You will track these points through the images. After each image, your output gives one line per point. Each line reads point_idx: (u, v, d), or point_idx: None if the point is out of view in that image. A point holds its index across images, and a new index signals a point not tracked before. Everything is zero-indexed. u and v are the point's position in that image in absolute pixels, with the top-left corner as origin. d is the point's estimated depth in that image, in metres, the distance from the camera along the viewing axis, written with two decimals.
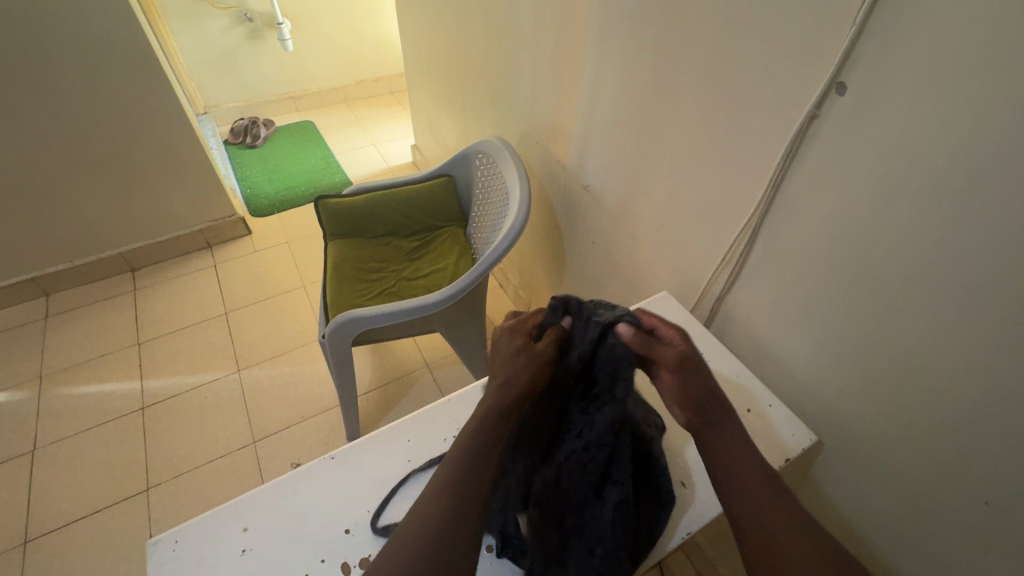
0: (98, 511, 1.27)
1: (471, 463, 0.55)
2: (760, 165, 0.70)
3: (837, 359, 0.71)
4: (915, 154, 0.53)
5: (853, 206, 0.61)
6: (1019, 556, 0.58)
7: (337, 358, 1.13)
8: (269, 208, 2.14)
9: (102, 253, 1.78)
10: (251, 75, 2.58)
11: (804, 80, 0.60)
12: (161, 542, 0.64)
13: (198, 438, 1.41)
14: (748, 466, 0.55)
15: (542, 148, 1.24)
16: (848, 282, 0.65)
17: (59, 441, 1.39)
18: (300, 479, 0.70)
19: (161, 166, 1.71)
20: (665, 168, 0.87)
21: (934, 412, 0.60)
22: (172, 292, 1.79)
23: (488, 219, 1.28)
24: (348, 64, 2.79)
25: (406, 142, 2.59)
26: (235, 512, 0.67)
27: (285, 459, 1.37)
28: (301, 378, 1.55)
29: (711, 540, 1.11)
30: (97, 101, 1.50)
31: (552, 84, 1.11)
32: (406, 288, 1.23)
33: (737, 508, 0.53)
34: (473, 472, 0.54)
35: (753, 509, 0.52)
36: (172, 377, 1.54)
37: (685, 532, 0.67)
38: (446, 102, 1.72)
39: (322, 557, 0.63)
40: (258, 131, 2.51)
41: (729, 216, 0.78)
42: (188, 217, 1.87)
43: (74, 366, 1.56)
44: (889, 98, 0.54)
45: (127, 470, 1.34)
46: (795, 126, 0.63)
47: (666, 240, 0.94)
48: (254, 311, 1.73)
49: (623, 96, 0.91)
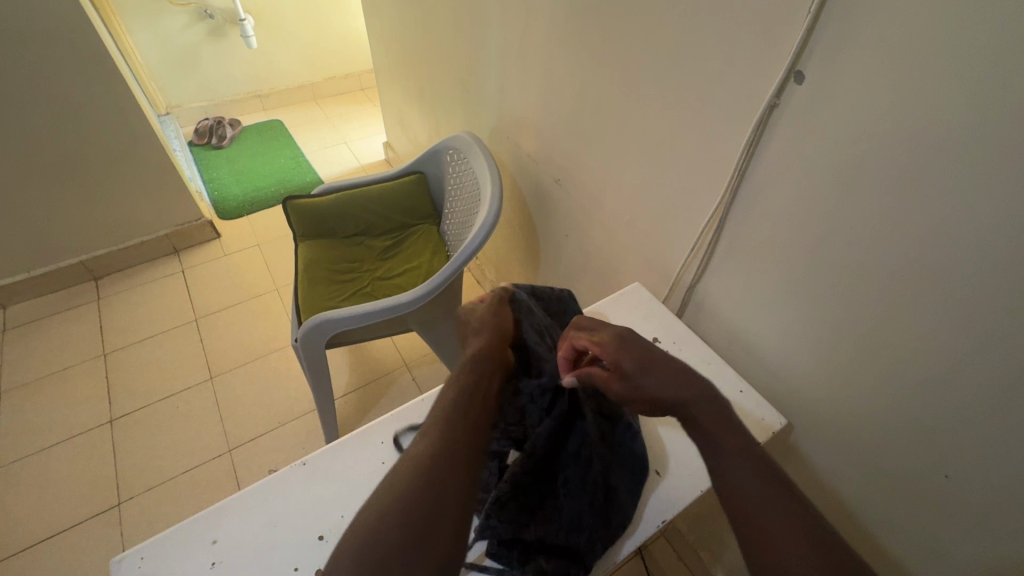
0: (67, 529, 1.23)
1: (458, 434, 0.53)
2: (726, 153, 0.70)
3: (804, 342, 0.72)
4: (874, 136, 0.54)
5: (816, 193, 0.62)
6: (973, 527, 0.60)
7: (310, 360, 1.11)
8: (238, 209, 2.08)
9: (62, 262, 1.71)
10: (214, 73, 2.50)
11: (764, 69, 0.61)
12: (126, 559, 0.62)
13: (172, 448, 1.37)
14: (749, 469, 0.52)
15: (513, 143, 1.23)
16: (811, 268, 0.67)
17: (22, 459, 1.33)
18: (271, 488, 0.68)
19: (121, 170, 1.65)
20: (634, 159, 0.87)
21: (894, 393, 0.62)
22: (137, 300, 1.73)
23: (461, 216, 1.27)
24: (315, 61, 2.73)
25: (378, 140, 2.55)
26: (203, 525, 0.65)
27: (262, 467, 1.34)
28: (276, 383, 1.52)
29: (690, 527, 1.13)
30: (48, 103, 1.43)
31: (519, 78, 1.10)
32: (380, 288, 1.22)
33: (742, 522, 0.49)
34: (459, 444, 0.52)
35: (757, 514, 0.49)
36: (141, 388, 1.49)
37: (661, 520, 0.68)
38: (415, 98, 1.69)
39: (294, 566, 0.61)
40: (224, 131, 2.44)
41: (698, 205, 0.78)
42: (152, 222, 1.81)
43: (36, 381, 1.49)
44: (846, 84, 0.55)
45: (97, 485, 1.30)
46: (758, 114, 0.64)
47: (637, 231, 0.94)
48: (225, 317, 1.69)
49: (589, 89, 0.91)
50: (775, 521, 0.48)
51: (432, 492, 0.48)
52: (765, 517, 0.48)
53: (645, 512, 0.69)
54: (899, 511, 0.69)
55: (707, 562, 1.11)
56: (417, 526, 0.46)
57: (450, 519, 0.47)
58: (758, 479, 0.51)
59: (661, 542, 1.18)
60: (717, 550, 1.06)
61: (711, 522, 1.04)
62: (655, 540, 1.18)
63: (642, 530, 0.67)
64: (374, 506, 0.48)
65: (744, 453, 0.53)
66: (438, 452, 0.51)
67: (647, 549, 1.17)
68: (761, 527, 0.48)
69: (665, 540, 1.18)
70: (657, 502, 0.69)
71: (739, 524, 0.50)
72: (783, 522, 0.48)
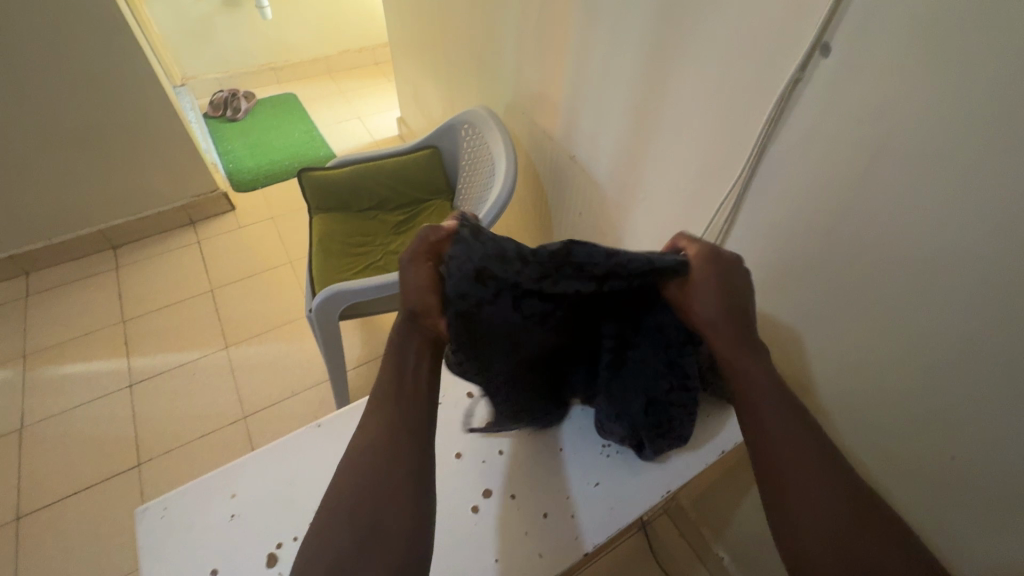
0: (90, 487, 1.27)
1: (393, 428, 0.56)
2: (747, 127, 0.69)
3: (818, 323, 0.71)
4: (900, 111, 0.52)
5: (837, 170, 0.61)
6: (978, 509, 0.60)
7: (324, 331, 1.13)
8: (252, 182, 2.09)
9: (82, 230, 1.74)
10: (228, 44, 2.49)
11: (789, 43, 0.59)
12: (150, 509, 0.65)
13: (189, 414, 1.41)
14: (781, 422, 0.54)
15: (529, 119, 1.22)
16: (829, 246, 0.65)
17: (47, 419, 1.38)
18: (287, 446, 0.71)
19: (138, 140, 1.67)
20: (651, 136, 0.86)
21: (907, 376, 0.62)
22: (155, 269, 1.77)
23: (474, 190, 1.27)
24: (329, 34, 2.70)
25: (391, 115, 2.53)
26: (223, 479, 0.67)
27: (275, 433, 1.38)
28: (289, 353, 1.55)
29: (693, 504, 1.14)
30: (65, 71, 1.44)
31: (536, 52, 1.08)
32: (393, 261, 1.23)
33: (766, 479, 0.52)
34: (390, 436, 0.55)
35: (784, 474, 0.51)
36: (159, 355, 1.53)
37: (665, 490, 0.70)
38: (430, 71, 1.67)
39: (309, 521, 0.64)
40: (238, 104, 2.44)
41: (715, 181, 0.77)
42: (168, 193, 1.82)
43: (58, 345, 1.54)
44: (875, 56, 0.53)
45: (117, 446, 1.34)
46: (780, 89, 0.62)
47: (651, 209, 0.94)
48: (239, 288, 1.71)
49: (608, 63, 0.89)
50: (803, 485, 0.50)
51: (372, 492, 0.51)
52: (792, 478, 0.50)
53: (648, 480, 0.71)
54: (901, 492, 0.68)
55: (708, 537, 1.13)
56: (370, 521, 0.50)
57: (401, 516, 0.50)
58: (787, 436, 0.53)
59: (663, 517, 1.21)
60: (719, 526, 1.08)
61: (716, 499, 1.05)
62: (657, 515, 1.20)
63: (645, 499, 0.70)
64: (343, 497, 0.51)
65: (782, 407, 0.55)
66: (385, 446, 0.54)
67: (649, 523, 1.20)
68: (788, 491, 0.50)
69: (667, 514, 1.20)
70: (661, 473, 0.72)
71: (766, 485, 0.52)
72: (820, 488, 0.50)
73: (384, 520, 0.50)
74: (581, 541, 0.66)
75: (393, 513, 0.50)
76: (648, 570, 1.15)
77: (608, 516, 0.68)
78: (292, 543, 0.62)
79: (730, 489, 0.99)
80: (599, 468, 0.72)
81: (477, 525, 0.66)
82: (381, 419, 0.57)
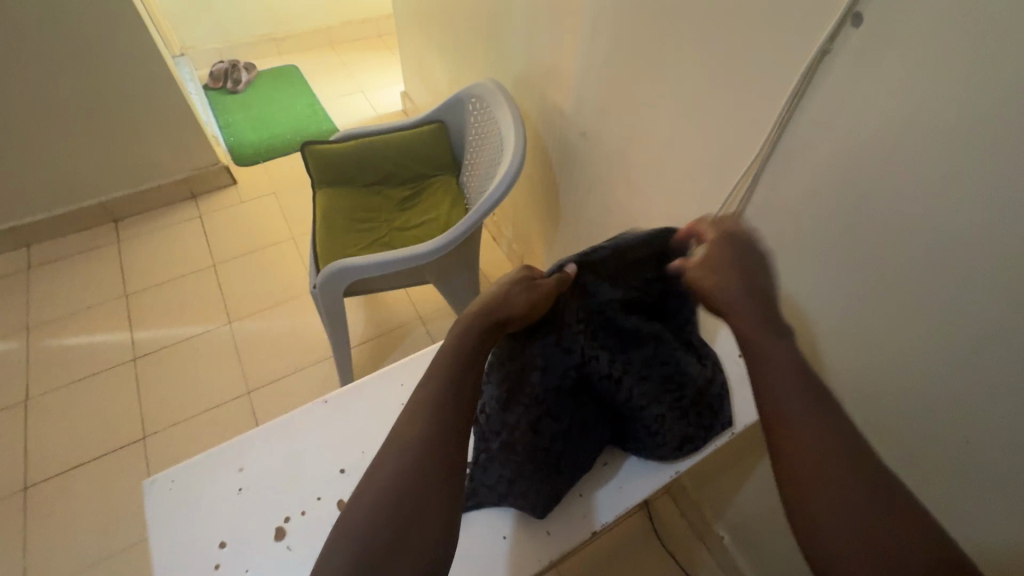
0: (96, 459, 1.29)
1: (438, 410, 0.53)
2: (767, 102, 0.66)
3: (829, 306, 0.70)
4: (931, 87, 0.50)
5: (861, 149, 0.59)
6: None
7: (329, 307, 1.12)
8: (254, 156, 2.06)
9: (83, 202, 1.72)
10: (227, 14, 2.43)
11: (817, 15, 0.57)
12: (157, 482, 0.65)
13: (193, 388, 1.41)
14: (814, 420, 0.51)
15: (539, 94, 1.19)
16: (848, 227, 0.64)
17: (52, 391, 1.39)
18: (294, 421, 0.70)
19: (138, 112, 1.63)
20: (666, 113, 0.84)
21: (921, 360, 0.61)
22: (157, 243, 1.75)
23: (482, 167, 1.25)
24: (331, 3, 2.63)
25: (395, 89, 2.48)
26: (229, 453, 0.67)
27: (278, 409, 1.39)
28: (292, 330, 1.54)
29: (695, 484, 1.15)
30: (63, 40, 1.40)
31: (547, 23, 1.05)
32: (398, 238, 1.21)
33: (779, 467, 0.51)
34: (440, 423, 0.52)
35: (806, 464, 0.49)
36: (163, 329, 1.53)
37: (674, 470, 0.71)
38: (436, 44, 1.63)
39: (317, 495, 0.64)
40: (239, 75, 2.39)
41: (731, 158, 0.75)
42: (169, 165, 1.80)
43: (62, 318, 1.54)
44: (909, 26, 0.50)
45: (123, 419, 1.35)
46: (807, 62, 0.60)
47: (663, 187, 0.92)
48: (242, 264, 1.70)
49: (623, 36, 0.86)
50: (830, 481, 0.48)
51: (416, 482, 0.49)
52: (813, 472, 0.49)
53: (655, 459, 0.72)
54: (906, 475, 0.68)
55: (708, 517, 1.14)
56: (411, 509, 0.48)
57: (437, 508, 0.48)
58: (818, 430, 0.50)
59: (664, 497, 1.21)
60: (720, 506, 1.09)
61: (719, 479, 1.06)
62: (659, 495, 1.21)
63: (654, 478, 0.71)
64: (378, 476, 0.50)
65: (809, 404, 0.52)
66: (430, 429, 0.52)
67: (651, 502, 1.21)
68: (808, 497, 0.48)
69: (668, 494, 1.21)
70: None
71: (786, 477, 0.51)
72: (841, 487, 0.48)
73: (425, 512, 0.48)
74: (589, 518, 0.67)
75: (438, 502, 0.49)
76: (649, 547, 1.17)
77: (617, 495, 0.69)
78: (300, 517, 0.62)
79: (733, 471, 1.00)
80: (605, 448, 0.72)
81: (486, 500, 0.67)
82: (425, 398, 0.54)
